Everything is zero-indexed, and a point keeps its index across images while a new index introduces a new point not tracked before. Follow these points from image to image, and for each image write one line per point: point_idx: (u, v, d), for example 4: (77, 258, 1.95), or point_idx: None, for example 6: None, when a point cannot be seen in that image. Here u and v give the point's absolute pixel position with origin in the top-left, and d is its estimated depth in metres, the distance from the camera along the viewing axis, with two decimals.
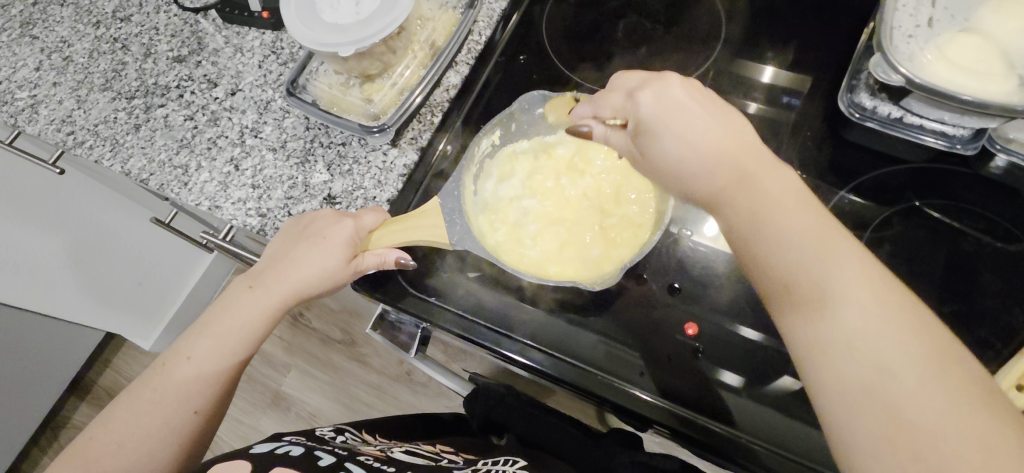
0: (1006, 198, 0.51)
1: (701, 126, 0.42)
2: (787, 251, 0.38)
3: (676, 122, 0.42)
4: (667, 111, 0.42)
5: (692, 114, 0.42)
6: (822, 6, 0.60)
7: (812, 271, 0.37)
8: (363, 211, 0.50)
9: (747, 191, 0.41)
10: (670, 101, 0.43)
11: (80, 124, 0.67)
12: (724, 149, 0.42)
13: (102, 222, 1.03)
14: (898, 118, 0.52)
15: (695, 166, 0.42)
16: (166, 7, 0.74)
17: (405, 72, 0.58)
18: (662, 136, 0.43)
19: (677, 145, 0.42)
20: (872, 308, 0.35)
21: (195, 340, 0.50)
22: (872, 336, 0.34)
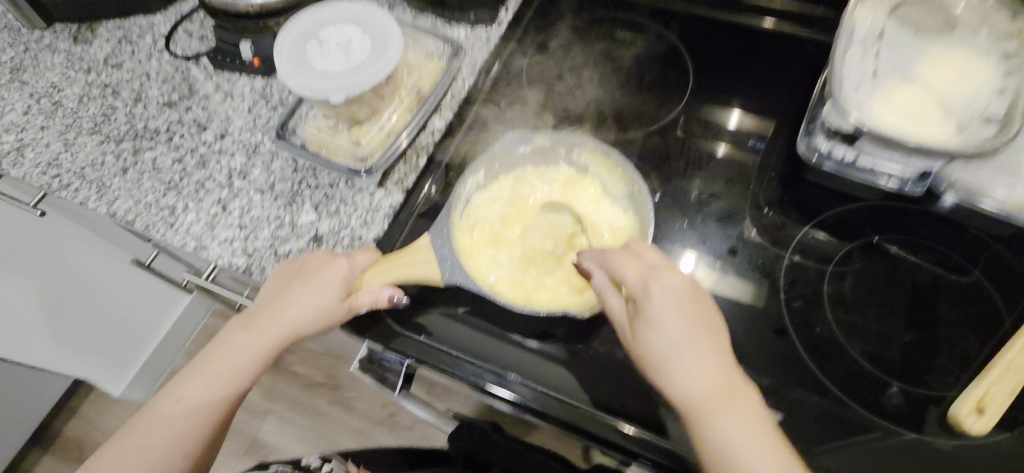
0: (956, 233, 0.54)
1: (690, 324, 0.46)
2: (684, 380, 0.44)
3: (679, 322, 0.46)
4: (672, 311, 0.46)
5: (684, 318, 0.46)
6: (778, 60, 0.66)
7: (702, 408, 0.43)
8: (356, 251, 0.52)
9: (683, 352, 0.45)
10: (675, 298, 0.46)
11: (66, 167, 0.68)
12: (706, 347, 0.45)
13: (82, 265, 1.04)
14: (852, 161, 0.56)
15: (680, 343, 0.45)
16: (158, 55, 0.76)
17: (392, 116, 0.61)
18: (660, 322, 0.45)
19: (673, 340, 0.45)
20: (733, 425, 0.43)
21: (187, 381, 0.51)
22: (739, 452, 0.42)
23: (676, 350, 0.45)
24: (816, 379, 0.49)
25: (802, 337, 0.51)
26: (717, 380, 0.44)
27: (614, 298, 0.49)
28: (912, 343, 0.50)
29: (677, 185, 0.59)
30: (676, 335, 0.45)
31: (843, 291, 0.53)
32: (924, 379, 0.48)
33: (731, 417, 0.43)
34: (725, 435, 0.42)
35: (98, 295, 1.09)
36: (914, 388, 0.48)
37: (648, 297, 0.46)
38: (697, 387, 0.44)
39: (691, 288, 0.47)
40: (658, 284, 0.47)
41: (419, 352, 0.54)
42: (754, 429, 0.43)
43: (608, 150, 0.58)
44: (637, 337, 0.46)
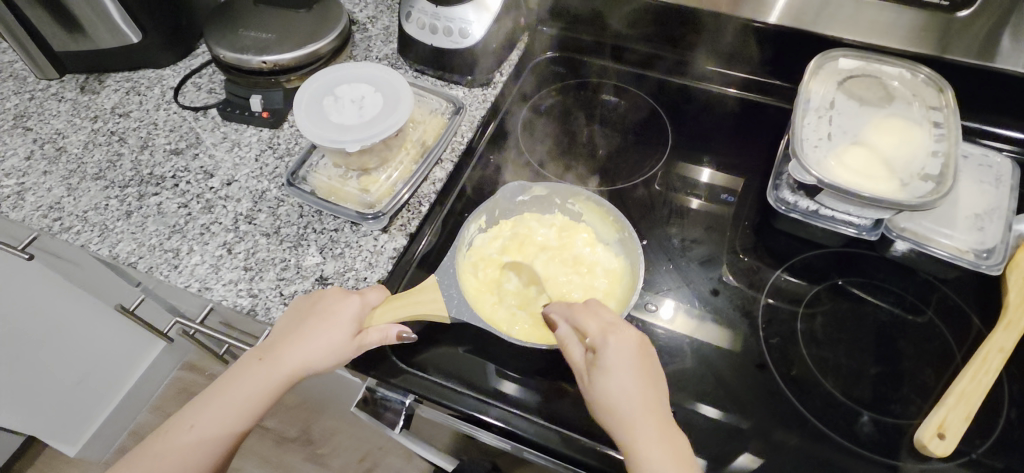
0: (908, 277, 0.61)
1: (640, 379, 0.48)
2: (626, 423, 0.46)
3: (628, 370, 0.48)
4: (625, 363, 0.48)
5: (634, 372, 0.48)
6: (743, 124, 0.74)
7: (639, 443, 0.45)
8: (369, 288, 0.55)
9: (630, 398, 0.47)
10: (629, 352, 0.49)
11: (68, 210, 0.69)
12: (651, 403, 0.47)
13: (53, 310, 1.01)
14: (815, 211, 0.62)
15: (629, 395, 0.47)
16: (166, 106, 0.80)
17: (399, 166, 0.66)
18: (613, 372, 0.48)
19: (624, 391, 0.47)
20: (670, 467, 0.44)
21: (202, 410, 0.52)
22: None
23: (626, 401, 0.47)
24: (796, 410, 0.53)
25: (781, 371, 0.55)
26: (661, 433, 0.46)
27: (576, 347, 0.51)
28: (877, 375, 0.55)
29: (661, 232, 0.65)
30: (626, 386, 0.47)
31: (815, 329, 0.58)
32: (890, 408, 0.53)
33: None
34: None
35: (68, 341, 1.08)
36: (883, 416, 0.52)
37: (603, 348, 0.49)
38: (635, 428, 0.46)
39: (643, 347, 0.50)
40: (615, 336, 0.49)
41: (423, 388, 0.56)
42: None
43: (599, 199, 0.64)
44: (592, 384, 0.49)
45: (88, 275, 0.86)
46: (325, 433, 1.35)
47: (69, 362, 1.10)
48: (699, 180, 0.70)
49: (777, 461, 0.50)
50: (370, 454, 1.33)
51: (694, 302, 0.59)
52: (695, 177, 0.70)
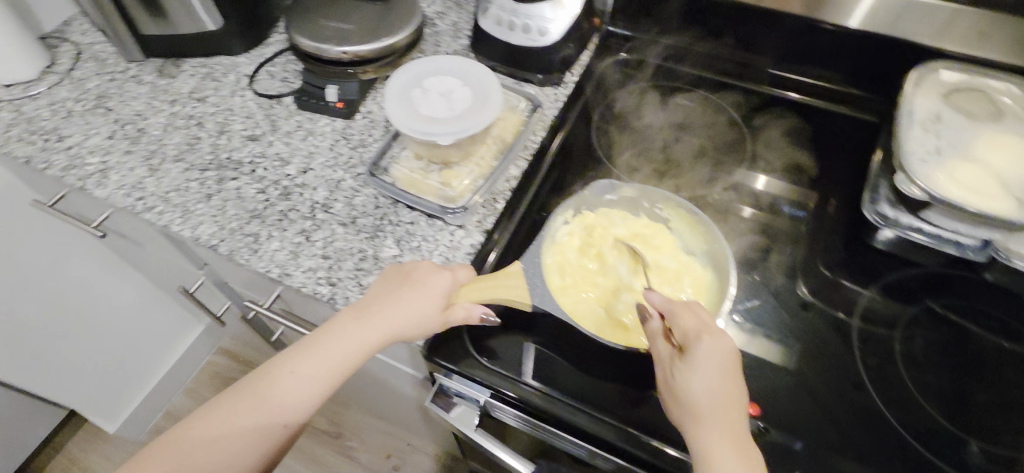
0: (1012, 303, 0.60)
1: (724, 385, 0.47)
2: (703, 428, 0.45)
3: (713, 372, 0.47)
4: (711, 367, 0.47)
5: (718, 376, 0.47)
6: (817, 141, 0.74)
7: (713, 450, 0.44)
8: (459, 266, 0.55)
9: (708, 402, 0.46)
10: (720, 356, 0.48)
11: (150, 190, 0.70)
12: (731, 415, 0.46)
13: (101, 282, 1.04)
14: (917, 227, 0.64)
15: (712, 397, 0.46)
16: (241, 92, 0.81)
17: (481, 161, 0.67)
18: (697, 370, 0.47)
19: (705, 393, 0.46)
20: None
21: (298, 359, 0.51)
22: None
23: (702, 401, 0.46)
24: (898, 435, 0.52)
25: (880, 392, 0.54)
26: (734, 441, 0.45)
27: (662, 342, 0.51)
28: (982, 403, 0.54)
29: (741, 242, 0.66)
30: (708, 387, 0.46)
31: (914, 351, 0.57)
32: (1000, 439, 0.52)
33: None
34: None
35: (112, 317, 1.10)
36: (990, 446, 0.51)
37: (692, 346, 0.48)
38: (711, 433, 0.45)
39: (735, 356, 0.48)
40: (708, 338, 0.48)
41: (502, 385, 0.56)
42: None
43: (692, 208, 0.63)
44: (672, 378, 0.48)
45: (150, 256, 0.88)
46: (355, 428, 1.32)
47: (112, 339, 1.13)
48: (755, 188, 0.70)
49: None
50: (399, 452, 1.29)
51: (782, 313, 0.60)
52: (750, 186, 0.70)
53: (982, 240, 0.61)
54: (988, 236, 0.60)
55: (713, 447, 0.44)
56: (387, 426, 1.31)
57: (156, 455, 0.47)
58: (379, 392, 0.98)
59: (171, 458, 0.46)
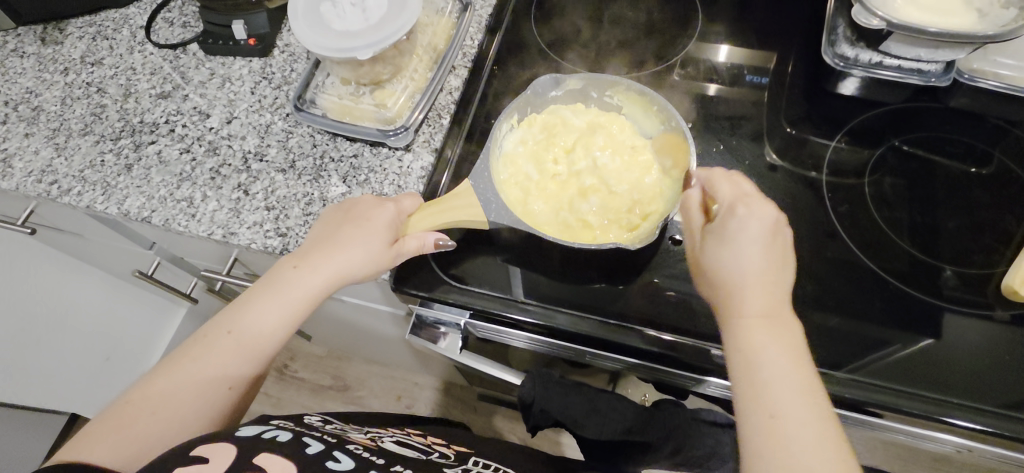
0: (978, 124, 0.61)
1: (766, 250, 0.42)
2: (744, 289, 0.41)
3: (755, 234, 0.42)
4: (757, 237, 0.42)
5: (766, 248, 0.42)
6: None
7: (751, 309, 0.40)
8: (403, 195, 0.51)
9: (752, 266, 0.41)
10: (760, 225, 0.42)
11: (63, 172, 0.63)
12: (771, 282, 0.41)
13: (51, 286, 0.92)
14: (878, 62, 0.61)
15: (760, 259, 0.41)
16: (139, 47, 0.72)
17: (414, 75, 0.60)
18: (739, 237, 0.42)
19: (743, 258, 0.41)
20: (783, 346, 0.39)
21: (237, 316, 0.47)
22: (776, 367, 0.38)
23: (740, 273, 0.41)
24: (879, 277, 0.54)
25: (854, 237, 0.56)
26: (772, 312, 0.41)
27: (696, 214, 0.47)
28: (955, 228, 0.56)
29: (706, 113, 0.63)
30: (749, 254, 0.41)
31: (885, 190, 0.58)
32: (973, 260, 0.55)
33: (777, 351, 0.39)
34: (764, 360, 0.39)
35: (80, 315, 0.99)
36: (965, 269, 0.54)
37: (732, 215, 0.43)
38: (753, 290, 0.41)
39: (778, 226, 0.43)
40: (757, 210, 0.43)
41: (481, 304, 0.54)
42: (795, 365, 0.39)
43: (641, 87, 0.60)
44: (705, 249, 0.44)
45: (95, 245, 0.82)
46: (360, 377, 1.32)
47: (88, 338, 1.03)
48: (716, 61, 0.66)
49: (847, 319, 0.52)
50: (407, 392, 1.29)
51: (751, 179, 0.59)
52: (710, 59, 0.66)
53: (945, 63, 0.60)
54: (953, 57, 0.58)
55: (754, 309, 0.40)
56: (390, 370, 1.31)
57: (89, 432, 0.42)
58: (367, 339, 0.99)
59: (103, 434, 0.42)
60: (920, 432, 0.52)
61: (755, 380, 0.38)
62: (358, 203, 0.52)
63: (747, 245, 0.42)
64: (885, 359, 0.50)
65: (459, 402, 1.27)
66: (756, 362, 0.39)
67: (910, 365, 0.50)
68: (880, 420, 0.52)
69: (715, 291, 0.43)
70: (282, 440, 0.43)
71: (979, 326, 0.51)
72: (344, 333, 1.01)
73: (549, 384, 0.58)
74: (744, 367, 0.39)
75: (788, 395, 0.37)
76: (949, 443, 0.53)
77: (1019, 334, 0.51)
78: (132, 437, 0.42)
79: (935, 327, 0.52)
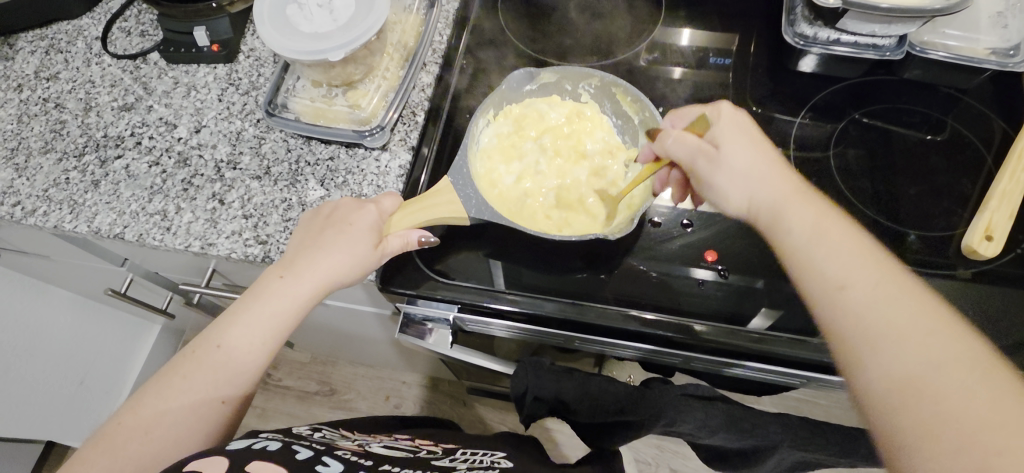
0: (930, 94, 0.64)
1: (761, 157, 0.49)
2: (788, 218, 0.45)
3: (742, 143, 0.49)
4: (735, 131, 0.49)
5: (743, 138, 0.49)
6: None
7: (786, 218, 0.45)
8: (384, 195, 0.51)
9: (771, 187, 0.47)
10: (740, 128, 0.50)
11: (26, 192, 0.61)
12: (780, 183, 0.47)
13: (21, 313, 0.88)
14: (835, 40, 0.62)
15: (751, 160, 0.48)
16: (96, 59, 0.69)
17: (386, 74, 0.61)
18: (734, 143, 0.49)
19: (745, 166, 0.48)
20: (878, 292, 0.39)
21: (225, 328, 0.46)
22: (888, 313, 0.38)
23: (735, 163, 0.48)
24: None
25: None
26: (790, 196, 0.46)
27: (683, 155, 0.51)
28: (916, 195, 0.59)
29: (675, 96, 0.64)
30: (745, 155, 0.48)
31: (849, 162, 0.61)
32: (935, 224, 0.58)
33: (892, 296, 0.38)
34: (806, 248, 0.43)
35: (50, 342, 0.95)
36: (928, 232, 0.57)
37: (716, 126, 0.50)
38: (742, 165, 0.48)
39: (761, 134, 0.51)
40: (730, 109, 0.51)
41: (469, 297, 0.55)
42: (813, 211, 0.45)
43: (614, 78, 0.60)
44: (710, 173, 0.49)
45: (61, 266, 0.79)
46: (346, 381, 1.31)
47: (61, 364, 0.99)
48: (681, 45, 0.68)
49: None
50: (395, 391, 1.29)
51: None
52: (675, 43, 0.68)
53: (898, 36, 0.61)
54: (905, 32, 0.59)
55: (801, 246, 0.43)
56: (377, 371, 1.31)
57: (83, 457, 0.42)
58: (352, 342, 0.98)
59: (99, 458, 0.41)
60: None
61: (865, 332, 0.37)
62: (339, 208, 0.52)
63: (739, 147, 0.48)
64: None
65: (449, 397, 1.28)
66: (805, 245, 0.43)
67: None
68: (857, 381, 0.54)
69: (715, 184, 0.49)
70: (273, 449, 0.43)
71: (944, 286, 0.54)
72: (328, 339, 1.01)
73: (541, 371, 0.59)
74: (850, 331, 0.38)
75: (839, 263, 0.41)
76: None
77: (980, 290, 0.54)
78: (128, 459, 0.42)
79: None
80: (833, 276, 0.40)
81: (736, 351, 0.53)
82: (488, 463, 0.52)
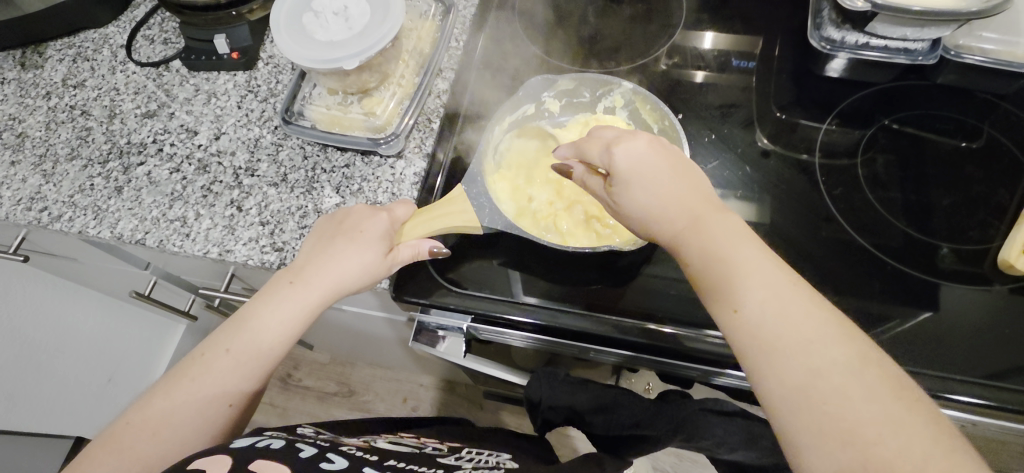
0: (966, 99, 0.62)
1: (670, 172, 0.43)
2: (664, 221, 0.42)
3: (659, 165, 0.43)
4: (642, 160, 0.43)
5: (661, 166, 0.43)
6: None
7: (683, 230, 0.41)
8: (395, 202, 0.51)
9: (701, 227, 0.41)
10: (643, 153, 0.43)
11: (52, 198, 0.62)
12: (690, 196, 0.43)
13: (51, 313, 0.90)
14: (864, 43, 0.61)
15: (665, 178, 0.43)
16: (121, 67, 0.71)
17: (402, 81, 0.60)
18: (631, 155, 0.43)
19: (653, 193, 0.43)
20: (767, 287, 0.38)
21: (236, 332, 0.46)
22: (782, 321, 0.36)
23: (650, 201, 0.43)
24: (872, 255, 0.54)
25: (848, 220, 0.56)
26: (695, 217, 0.42)
27: (594, 181, 0.47)
28: (950, 206, 0.57)
29: (695, 102, 0.63)
30: (652, 188, 0.43)
31: (877, 171, 0.59)
32: (970, 236, 0.55)
33: (797, 319, 0.36)
34: (729, 259, 0.39)
35: (80, 339, 0.97)
36: (962, 245, 0.55)
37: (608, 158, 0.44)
38: (642, 186, 0.43)
39: (656, 143, 0.44)
40: (631, 138, 0.44)
41: (483, 307, 0.54)
42: (743, 231, 0.41)
43: (636, 87, 0.60)
44: (616, 197, 0.44)
45: (90, 268, 0.80)
46: (364, 382, 1.31)
47: (89, 360, 1.01)
48: (702, 48, 0.66)
49: (849, 299, 0.52)
50: (413, 393, 1.29)
51: (744, 167, 0.59)
52: (696, 47, 0.66)
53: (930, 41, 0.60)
54: (937, 35, 0.58)
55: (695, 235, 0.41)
56: (394, 372, 1.31)
57: (92, 455, 0.42)
58: (369, 344, 0.98)
59: (107, 458, 0.42)
60: None
61: (768, 351, 0.36)
62: (349, 216, 0.52)
63: (651, 182, 0.43)
64: (887, 337, 0.50)
65: (466, 401, 1.28)
66: (703, 264, 0.40)
67: (915, 342, 0.50)
68: None
69: (617, 195, 0.44)
70: (277, 446, 0.43)
71: (979, 300, 0.52)
72: (347, 341, 1.01)
73: (555, 382, 0.58)
74: (740, 328, 0.37)
75: (775, 303, 0.37)
76: (953, 418, 0.53)
77: (1017, 307, 0.52)
78: (134, 461, 0.42)
79: (933, 303, 0.52)
80: (767, 329, 0.36)
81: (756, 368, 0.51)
82: (496, 463, 0.51)
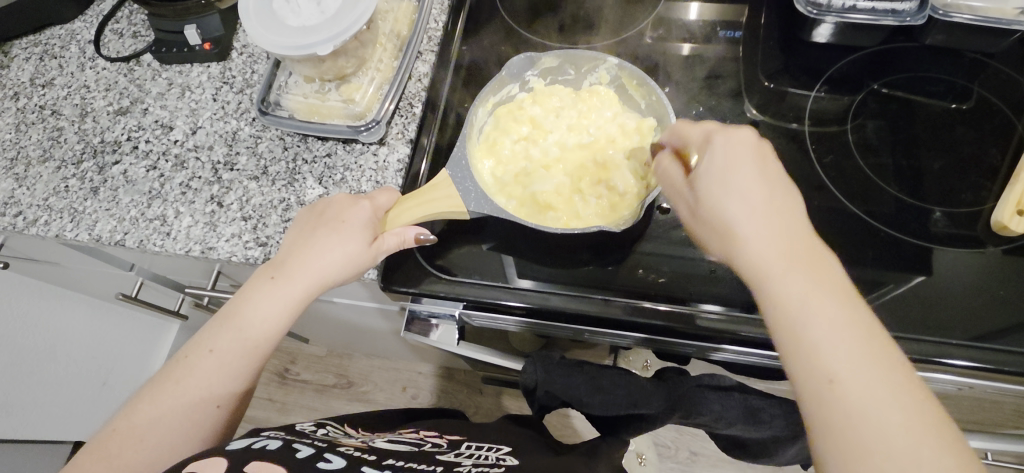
0: (954, 60, 0.61)
1: (752, 184, 0.41)
2: (741, 229, 0.39)
3: (761, 174, 0.41)
4: (734, 164, 0.41)
5: (756, 168, 0.41)
6: None
7: (740, 236, 0.39)
8: (376, 190, 0.49)
9: (799, 257, 0.38)
10: (743, 150, 0.42)
11: (27, 202, 0.60)
12: (785, 204, 0.40)
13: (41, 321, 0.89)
14: (850, 7, 0.58)
15: (760, 189, 0.40)
16: (90, 63, 0.68)
17: (380, 66, 0.59)
18: (722, 175, 0.41)
19: (739, 203, 0.40)
20: (824, 313, 0.35)
21: (220, 331, 0.46)
22: (842, 362, 0.34)
23: (742, 203, 0.40)
24: (866, 223, 0.54)
25: (841, 188, 0.56)
26: (783, 242, 0.39)
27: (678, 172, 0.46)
28: (941, 169, 0.56)
29: (681, 75, 0.62)
30: (740, 195, 0.40)
31: (868, 137, 0.58)
32: (962, 199, 0.55)
33: (832, 344, 0.34)
34: (783, 294, 0.37)
35: (73, 345, 0.96)
36: (955, 209, 0.54)
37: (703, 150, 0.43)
38: (732, 197, 0.40)
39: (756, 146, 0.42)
40: (729, 136, 0.42)
41: (474, 294, 0.53)
42: (791, 268, 0.37)
43: (622, 63, 0.58)
44: (704, 197, 0.42)
45: (74, 273, 0.79)
46: (363, 373, 1.31)
47: (83, 366, 1.01)
48: (688, 19, 0.65)
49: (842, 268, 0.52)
50: (412, 382, 1.29)
51: None
52: (681, 18, 0.65)
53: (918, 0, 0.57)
54: None
55: (753, 238, 0.39)
56: (393, 362, 1.31)
57: (78, 465, 0.41)
58: (364, 335, 0.98)
59: (96, 465, 0.41)
60: (921, 374, 0.53)
61: (811, 384, 0.34)
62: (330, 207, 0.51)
63: (739, 194, 0.40)
64: (882, 304, 0.50)
65: (465, 387, 1.28)
66: (774, 274, 0.37)
67: (910, 307, 0.50)
68: None
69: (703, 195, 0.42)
70: (272, 448, 0.42)
71: (972, 263, 0.52)
72: (342, 334, 1.01)
73: (552, 366, 0.58)
74: (787, 335, 0.36)
75: (815, 326, 0.35)
76: (949, 381, 0.54)
77: (1010, 269, 0.52)
78: (122, 467, 0.41)
79: (927, 268, 0.52)
80: (809, 347, 0.35)
81: (754, 343, 0.51)
82: (495, 460, 0.50)
